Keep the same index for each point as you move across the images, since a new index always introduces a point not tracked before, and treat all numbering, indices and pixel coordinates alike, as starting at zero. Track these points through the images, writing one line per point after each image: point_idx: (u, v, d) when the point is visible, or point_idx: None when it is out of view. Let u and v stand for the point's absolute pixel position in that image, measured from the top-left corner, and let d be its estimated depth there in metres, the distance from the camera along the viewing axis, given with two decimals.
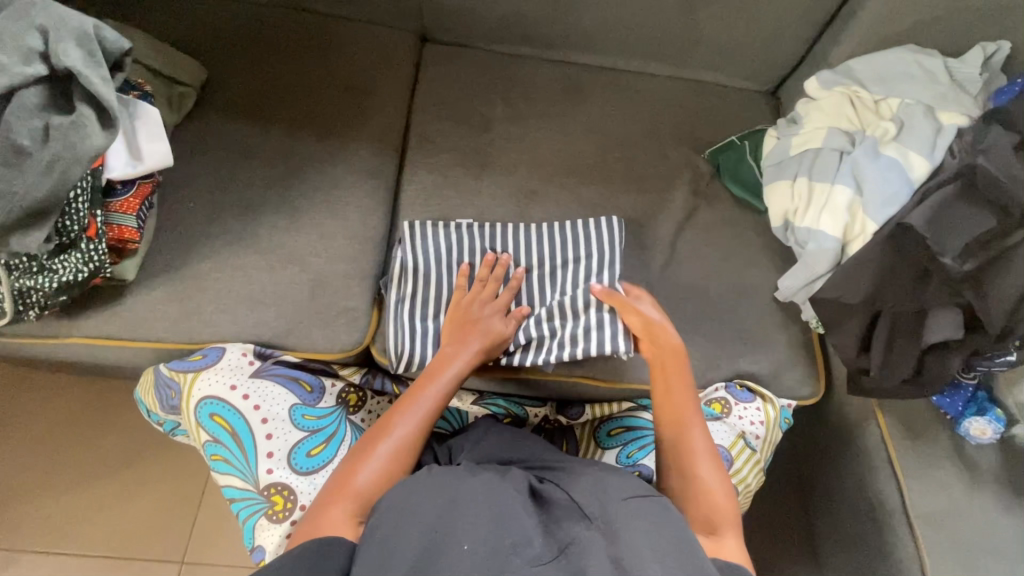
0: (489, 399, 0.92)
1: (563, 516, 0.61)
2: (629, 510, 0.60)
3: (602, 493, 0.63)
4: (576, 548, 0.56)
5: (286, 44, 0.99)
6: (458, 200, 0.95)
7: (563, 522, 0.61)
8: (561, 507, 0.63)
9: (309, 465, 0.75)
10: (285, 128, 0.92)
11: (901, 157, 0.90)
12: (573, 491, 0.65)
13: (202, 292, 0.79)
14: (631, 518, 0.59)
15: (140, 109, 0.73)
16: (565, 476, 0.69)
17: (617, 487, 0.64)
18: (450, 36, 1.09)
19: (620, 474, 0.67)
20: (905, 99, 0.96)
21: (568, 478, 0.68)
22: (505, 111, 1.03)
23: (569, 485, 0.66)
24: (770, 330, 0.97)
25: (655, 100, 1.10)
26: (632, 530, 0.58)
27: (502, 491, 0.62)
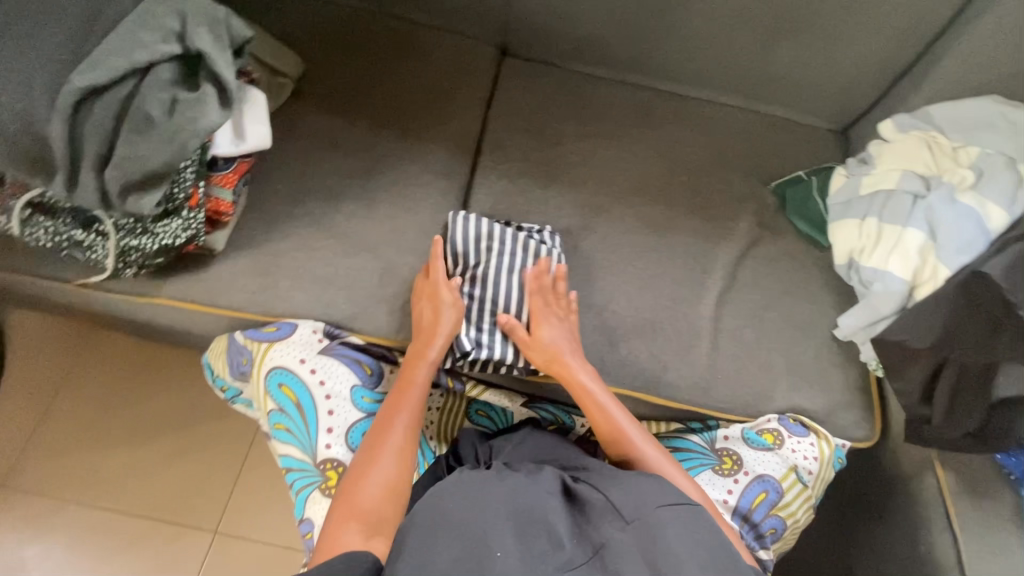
0: (538, 403, 0.92)
1: (597, 517, 0.62)
2: (666, 514, 0.60)
3: (637, 495, 0.63)
4: (611, 551, 0.58)
5: (377, 46, 1.04)
6: (525, 208, 0.98)
7: (598, 524, 0.61)
8: (595, 508, 0.63)
9: None
10: (369, 124, 0.97)
11: (979, 205, 0.88)
12: (610, 492, 0.65)
13: (281, 268, 0.83)
14: (667, 524, 0.59)
15: (251, 96, 0.78)
16: (599, 475, 0.69)
17: (651, 491, 0.63)
18: (528, 52, 1.13)
19: (652, 476, 0.66)
20: (986, 148, 0.94)
21: (603, 477, 0.68)
22: (576, 127, 1.06)
23: (606, 485, 0.66)
24: (826, 367, 0.96)
25: (724, 129, 1.11)
26: (670, 534, 0.58)
27: (534, 496, 0.63)
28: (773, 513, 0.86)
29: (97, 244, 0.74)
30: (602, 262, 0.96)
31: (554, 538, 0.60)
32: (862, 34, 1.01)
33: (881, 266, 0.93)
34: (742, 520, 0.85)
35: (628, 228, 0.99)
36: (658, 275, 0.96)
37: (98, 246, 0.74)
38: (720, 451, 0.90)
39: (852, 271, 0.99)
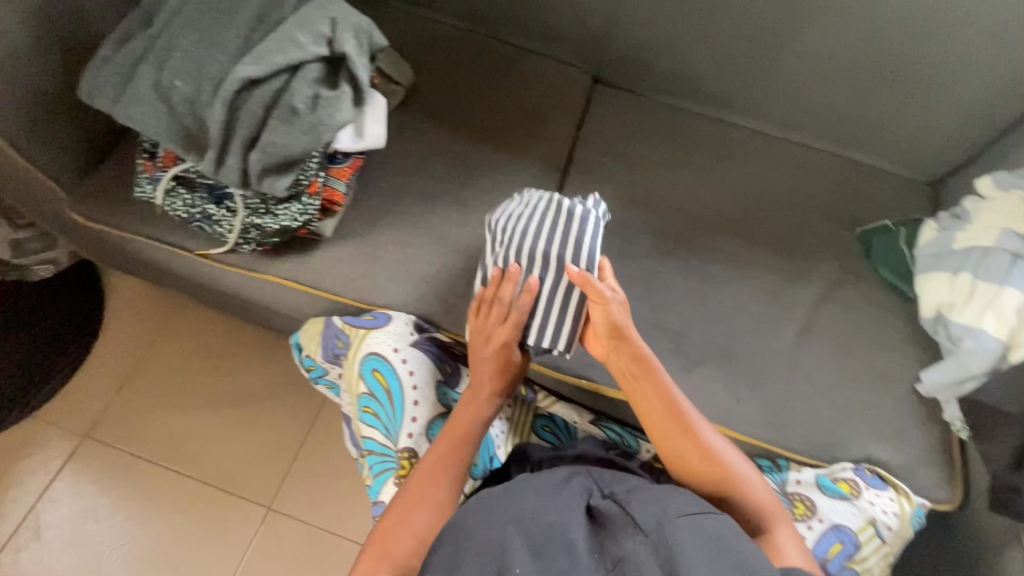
0: (605, 422, 0.92)
1: (616, 530, 0.60)
2: (686, 528, 0.59)
3: (656, 508, 0.61)
4: (630, 564, 0.56)
5: (481, 65, 1.10)
6: (609, 229, 1.01)
7: (616, 536, 0.60)
8: (614, 521, 0.61)
9: None
10: (468, 136, 1.03)
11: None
12: (629, 505, 0.63)
13: (379, 260, 0.88)
14: (686, 539, 0.58)
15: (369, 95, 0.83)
16: (621, 486, 0.67)
17: (671, 505, 0.62)
18: (621, 81, 1.17)
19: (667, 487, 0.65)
20: None
21: (625, 488, 0.66)
22: (663, 156, 1.09)
23: (625, 497, 0.64)
24: (907, 422, 0.93)
25: (809, 171, 1.11)
26: (690, 551, 0.56)
27: (550, 513, 0.62)
28: (847, 565, 0.84)
29: (225, 220, 0.81)
30: (680, 288, 0.97)
31: (571, 553, 0.58)
32: (967, 89, 1.01)
33: (974, 322, 0.90)
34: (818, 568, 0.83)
35: (708, 259, 1.00)
36: (737, 308, 0.96)
37: (225, 221, 0.81)
38: (792, 494, 0.88)
39: (938, 324, 0.96)
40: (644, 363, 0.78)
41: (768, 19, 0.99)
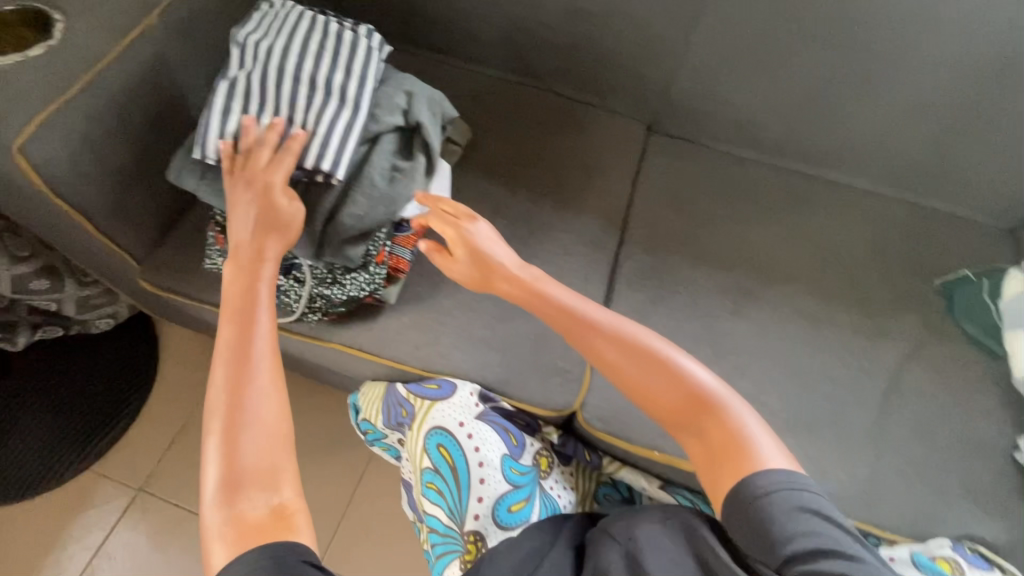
0: (674, 488, 0.88)
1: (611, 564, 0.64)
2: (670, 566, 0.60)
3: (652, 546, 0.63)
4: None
5: (536, 120, 1.10)
6: (673, 286, 0.97)
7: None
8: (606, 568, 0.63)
9: (509, 521, 0.79)
10: (525, 193, 1.02)
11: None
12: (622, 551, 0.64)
13: (442, 326, 0.86)
14: None
15: (356, 41, 0.80)
16: (617, 530, 0.68)
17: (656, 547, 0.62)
18: (677, 130, 1.14)
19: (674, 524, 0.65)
20: None
21: (621, 529, 0.68)
22: (724, 207, 1.06)
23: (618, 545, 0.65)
24: (1009, 495, 0.86)
25: (880, 220, 1.07)
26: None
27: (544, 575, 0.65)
28: None
29: (292, 290, 0.82)
30: (753, 350, 0.93)
31: None
32: None
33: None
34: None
35: (779, 317, 0.95)
36: (814, 371, 0.91)
37: (291, 291, 0.82)
38: None
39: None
40: (628, 345, 0.70)
41: (839, 69, 0.96)
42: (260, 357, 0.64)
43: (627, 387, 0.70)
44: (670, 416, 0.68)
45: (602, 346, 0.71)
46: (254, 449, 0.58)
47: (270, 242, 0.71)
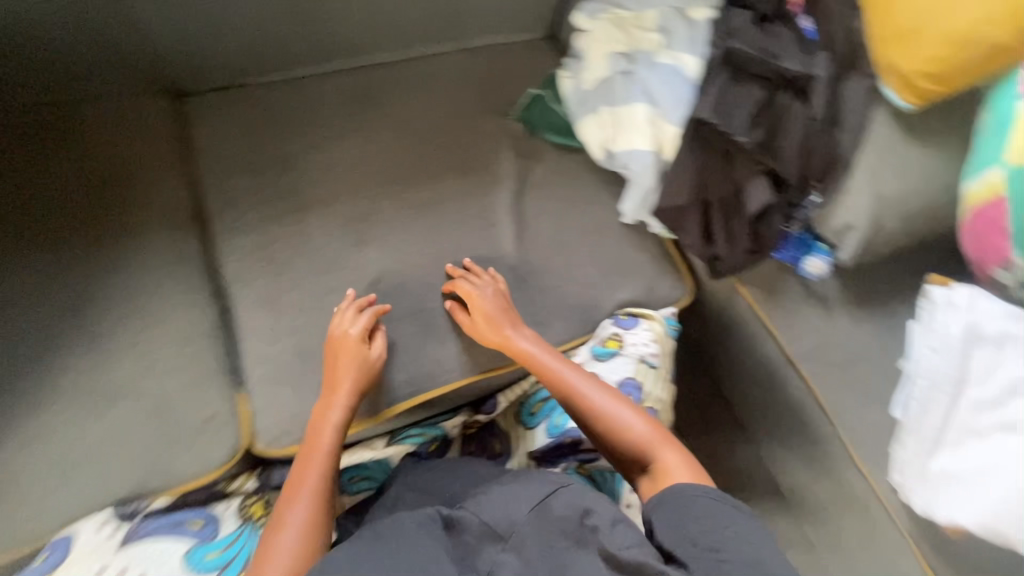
0: (402, 434, 0.89)
1: (479, 540, 0.70)
2: (532, 520, 0.71)
3: (508, 507, 0.73)
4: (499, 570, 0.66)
5: (13, 159, 0.84)
6: (287, 250, 0.88)
7: (472, 547, 0.69)
8: (470, 531, 0.71)
9: None
10: (50, 251, 0.80)
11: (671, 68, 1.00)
12: (483, 516, 0.72)
13: (21, 478, 0.70)
14: (532, 531, 0.70)
15: None
16: (473, 500, 0.75)
17: (517, 500, 0.73)
18: (210, 82, 0.98)
19: (519, 481, 0.76)
20: (658, 7, 1.06)
21: (477, 499, 0.75)
22: (300, 141, 0.97)
23: (479, 509, 0.73)
24: (631, 255, 1.02)
25: (445, 80, 1.09)
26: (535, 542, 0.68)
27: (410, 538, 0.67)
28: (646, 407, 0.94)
29: None
30: (393, 268, 0.91)
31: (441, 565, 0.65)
32: None
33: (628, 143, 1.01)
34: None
35: (401, 220, 0.95)
36: (451, 252, 0.95)
37: None
38: None
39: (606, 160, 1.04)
40: (553, 371, 0.84)
41: None
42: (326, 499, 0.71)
43: (587, 418, 0.81)
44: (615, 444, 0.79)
45: (600, 400, 0.81)
46: None
47: (344, 384, 0.77)
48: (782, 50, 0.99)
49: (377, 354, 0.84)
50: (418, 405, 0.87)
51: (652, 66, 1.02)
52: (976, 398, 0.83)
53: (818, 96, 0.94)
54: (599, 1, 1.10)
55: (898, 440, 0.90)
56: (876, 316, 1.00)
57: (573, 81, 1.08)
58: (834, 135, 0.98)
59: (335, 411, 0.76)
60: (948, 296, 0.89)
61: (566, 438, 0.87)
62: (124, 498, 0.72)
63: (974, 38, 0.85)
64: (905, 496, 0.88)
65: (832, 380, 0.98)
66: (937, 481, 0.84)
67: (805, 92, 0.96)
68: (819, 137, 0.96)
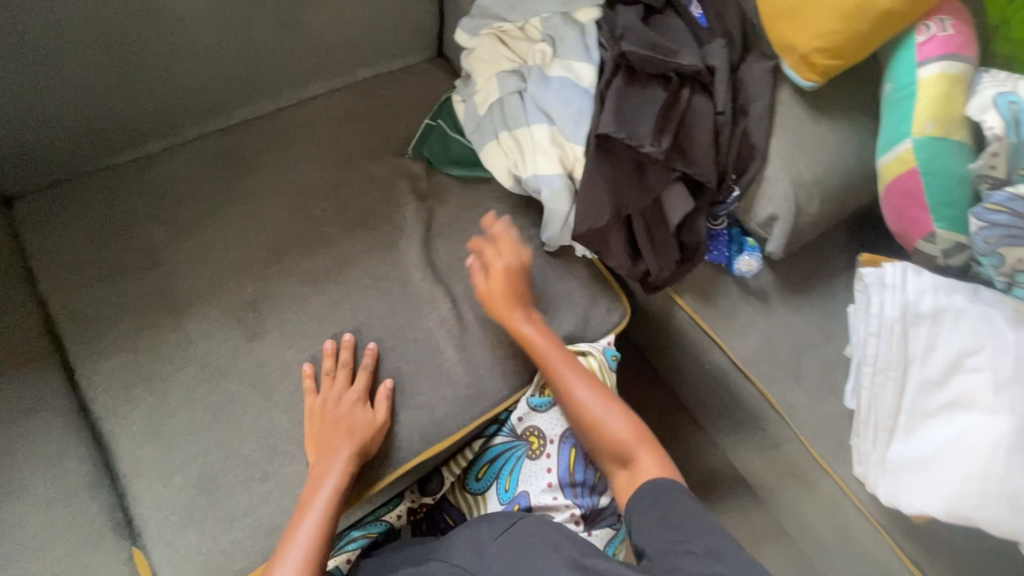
0: (341, 541, 0.80)
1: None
2: (501, 549, 0.64)
3: (476, 544, 0.67)
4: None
5: None
6: (169, 364, 0.77)
7: None
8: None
9: None
10: None
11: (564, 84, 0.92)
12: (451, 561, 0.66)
13: None
14: (500, 556, 0.63)
15: None
16: (441, 549, 0.69)
17: (484, 532, 0.68)
18: (42, 181, 0.85)
19: (487, 517, 0.70)
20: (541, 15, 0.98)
21: (444, 547, 0.69)
22: (165, 232, 0.85)
23: (447, 555, 0.67)
24: (558, 286, 0.96)
25: (325, 127, 0.98)
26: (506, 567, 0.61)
27: None
28: None
29: None
30: (297, 356, 0.81)
31: None
32: None
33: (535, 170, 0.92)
34: (571, 489, 0.81)
35: (299, 299, 0.84)
36: (363, 323, 0.85)
37: None
38: (524, 433, 0.86)
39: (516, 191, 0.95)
40: (544, 351, 0.82)
41: (113, 21, 0.76)
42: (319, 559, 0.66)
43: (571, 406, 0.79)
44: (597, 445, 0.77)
45: (585, 393, 0.79)
46: None
47: (340, 445, 0.73)
48: (676, 45, 0.93)
49: (290, 464, 0.74)
50: (353, 506, 0.78)
51: (544, 82, 0.93)
52: (920, 378, 0.81)
53: (719, 88, 0.93)
54: (477, 15, 1.01)
55: (856, 431, 0.88)
56: (815, 302, 0.97)
57: (467, 104, 0.98)
58: (742, 126, 0.94)
59: (341, 466, 0.72)
60: (879, 276, 0.86)
61: (515, 506, 0.81)
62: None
63: (857, 17, 0.82)
64: (870, 487, 0.85)
65: (782, 379, 0.94)
66: (896, 468, 0.81)
67: (704, 85, 0.93)
68: (727, 130, 0.93)
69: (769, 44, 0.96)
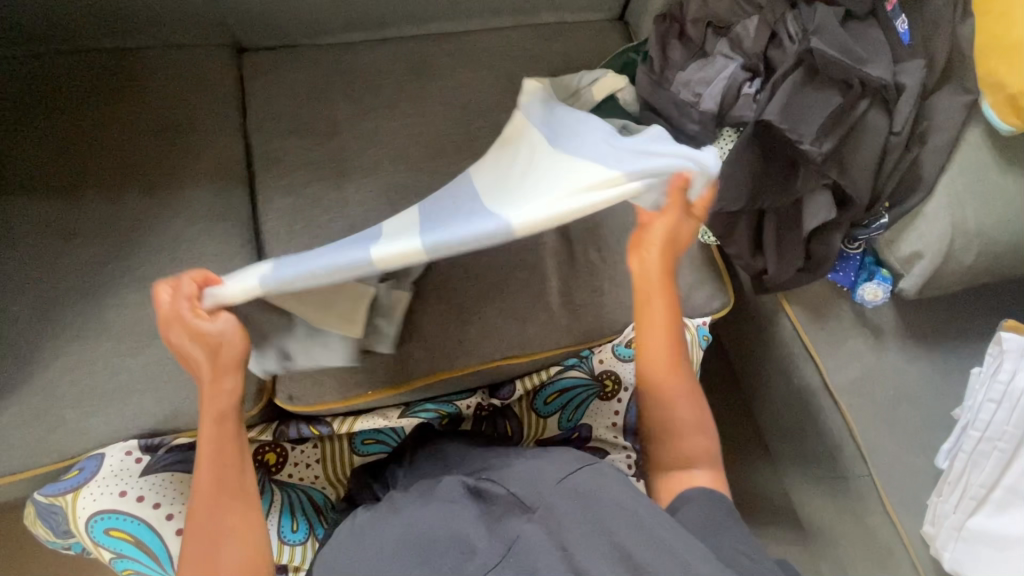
0: (417, 407, 0.88)
1: (505, 513, 0.61)
2: (566, 494, 0.61)
3: (536, 481, 0.63)
4: (524, 543, 0.57)
5: (82, 96, 0.89)
6: (324, 214, 0.89)
7: (505, 520, 0.60)
8: (500, 504, 0.62)
9: (296, 537, 0.80)
10: (101, 193, 0.84)
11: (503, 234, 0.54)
12: (511, 485, 0.64)
13: (58, 401, 0.73)
14: (565, 503, 0.60)
15: None
16: (501, 468, 0.68)
17: (549, 472, 0.64)
18: (267, 40, 1.00)
19: (552, 456, 0.67)
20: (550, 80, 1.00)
21: (504, 470, 0.67)
22: (350, 108, 0.98)
23: (506, 477, 0.65)
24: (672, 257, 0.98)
25: (502, 56, 1.06)
26: (577, 515, 0.59)
27: (434, 511, 0.62)
28: None
29: None
30: None
31: (461, 546, 0.58)
32: None
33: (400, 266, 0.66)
34: (634, 435, 0.94)
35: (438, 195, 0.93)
36: None
37: None
38: (602, 376, 0.93)
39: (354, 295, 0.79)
40: (652, 305, 0.73)
41: None
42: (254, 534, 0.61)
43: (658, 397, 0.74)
44: (654, 405, 0.74)
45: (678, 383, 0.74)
46: None
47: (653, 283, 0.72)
48: (869, 54, 0.89)
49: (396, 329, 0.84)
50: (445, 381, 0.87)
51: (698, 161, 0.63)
52: None
53: (901, 109, 0.88)
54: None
55: (937, 491, 0.84)
56: (930, 355, 0.92)
57: (627, 90, 1.01)
58: (914, 153, 0.89)
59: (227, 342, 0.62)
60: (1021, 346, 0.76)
61: (575, 433, 0.91)
62: (148, 433, 0.75)
63: None
64: (935, 550, 0.84)
65: (871, 417, 0.92)
66: (972, 538, 0.79)
67: (885, 103, 0.88)
68: (896, 153, 0.88)
69: (973, 78, 0.89)
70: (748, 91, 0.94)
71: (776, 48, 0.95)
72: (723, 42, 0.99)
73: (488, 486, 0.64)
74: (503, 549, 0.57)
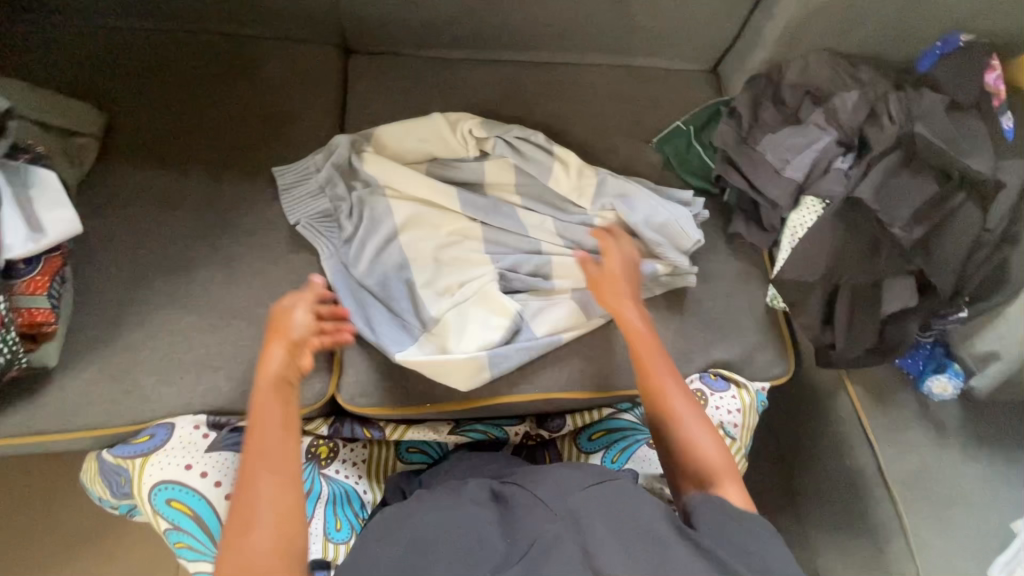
0: (466, 426, 0.89)
1: (526, 514, 0.60)
2: (587, 504, 0.59)
3: (562, 486, 0.62)
4: (540, 545, 0.55)
5: (196, 76, 0.93)
6: None
7: (524, 523, 0.59)
8: (523, 507, 0.61)
9: None
10: (203, 171, 0.87)
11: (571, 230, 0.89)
12: (535, 490, 0.63)
13: (135, 365, 0.76)
14: (590, 510, 0.58)
15: None
16: (526, 474, 0.67)
17: (574, 478, 0.63)
18: (375, 46, 1.04)
19: (574, 466, 0.66)
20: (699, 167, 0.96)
21: (531, 476, 0.66)
22: None
23: (533, 482, 0.64)
24: (739, 315, 0.97)
25: (595, 94, 1.08)
26: (598, 522, 0.57)
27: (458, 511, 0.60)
28: None
29: None
30: None
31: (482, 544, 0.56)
32: None
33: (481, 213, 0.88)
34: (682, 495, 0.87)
35: None
36: None
37: None
38: None
39: (456, 178, 0.91)
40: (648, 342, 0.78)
41: None
42: (241, 536, 0.57)
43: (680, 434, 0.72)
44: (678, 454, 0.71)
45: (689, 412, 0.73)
46: (263, 520, 0.57)
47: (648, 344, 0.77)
48: (972, 146, 0.87)
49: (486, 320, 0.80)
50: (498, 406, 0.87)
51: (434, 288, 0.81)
52: None
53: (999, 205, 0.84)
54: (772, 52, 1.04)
55: None
56: (992, 460, 0.90)
57: (710, 152, 1.03)
58: (1005, 254, 0.84)
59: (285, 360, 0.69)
60: None
61: None
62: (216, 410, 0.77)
63: None
64: None
65: (922, 511, 0.90)
66: None
67: (981, 198, 0.85)
68: (985, 251, 0.84)
69: None
70: (839, 166, 0.93)
71: (874, 125, 0.94)
72: (819, 112, 0.97)
73: (513, 491, 0.63)
74: (518, 551, 0.55)
